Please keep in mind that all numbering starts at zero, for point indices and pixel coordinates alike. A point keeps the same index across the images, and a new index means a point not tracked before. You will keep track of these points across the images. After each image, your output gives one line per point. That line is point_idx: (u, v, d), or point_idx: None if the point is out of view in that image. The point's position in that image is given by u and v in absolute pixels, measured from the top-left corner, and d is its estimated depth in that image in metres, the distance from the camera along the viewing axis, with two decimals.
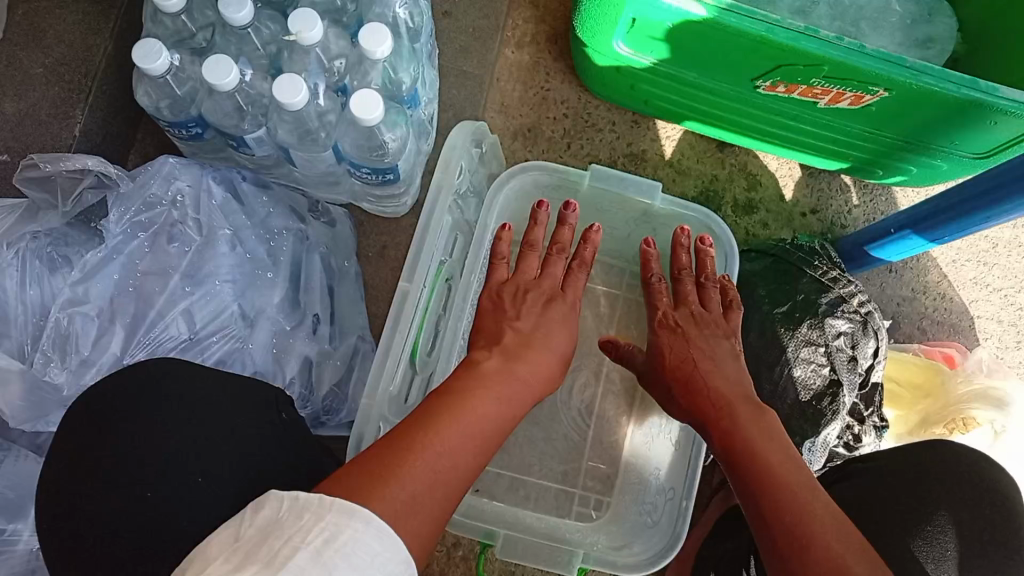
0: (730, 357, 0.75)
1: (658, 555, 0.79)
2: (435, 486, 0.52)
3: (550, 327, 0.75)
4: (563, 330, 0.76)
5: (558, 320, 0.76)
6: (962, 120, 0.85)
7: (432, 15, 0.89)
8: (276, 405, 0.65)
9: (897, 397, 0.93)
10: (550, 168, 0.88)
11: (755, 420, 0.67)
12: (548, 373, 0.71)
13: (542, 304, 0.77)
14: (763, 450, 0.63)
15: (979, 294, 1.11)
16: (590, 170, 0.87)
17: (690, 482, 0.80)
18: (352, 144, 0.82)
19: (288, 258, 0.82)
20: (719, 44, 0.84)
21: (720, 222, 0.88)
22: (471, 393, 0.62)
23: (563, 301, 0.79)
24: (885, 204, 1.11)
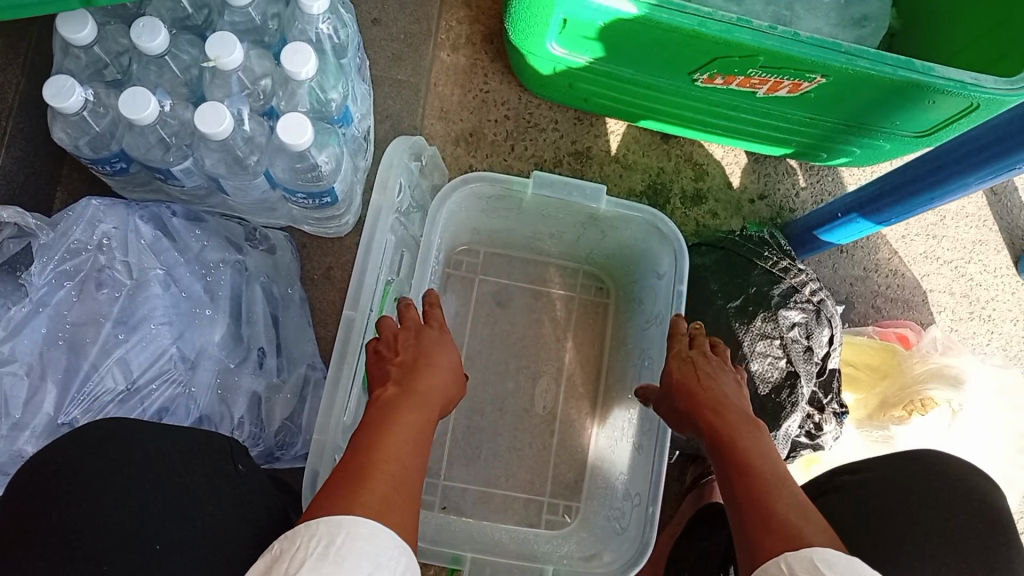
0: (736, 387, 0.72)
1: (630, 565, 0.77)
2: (397, 490, 0.51)
3: (434, 353, 0.69)
4: (441, 353, 0.69)
5: (445, 347, 0.70)
6: (900, 101, 0.85)
7: (358, 26, 0.86)
8: (233, 456, 0.62)
9: (856, 380, 0.93)
10: (494, 180, 0.86)
11: (746, 424, 0.65)
12: (445, 386, 0.66)
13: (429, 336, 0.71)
14: (749, 453, 0.61)
15: (930, 267, 1.11)
16: (534, 178, 0.84)
17: (654, 488, 0.78)
18: (283, 170, 0.79)
19: (227, 292, 0.79)
20: (652, 40, 0.82)
21: (667, 221, 0.87)
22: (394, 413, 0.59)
23: (447, 336, 0.72)
24: (832, 184, 1.11)
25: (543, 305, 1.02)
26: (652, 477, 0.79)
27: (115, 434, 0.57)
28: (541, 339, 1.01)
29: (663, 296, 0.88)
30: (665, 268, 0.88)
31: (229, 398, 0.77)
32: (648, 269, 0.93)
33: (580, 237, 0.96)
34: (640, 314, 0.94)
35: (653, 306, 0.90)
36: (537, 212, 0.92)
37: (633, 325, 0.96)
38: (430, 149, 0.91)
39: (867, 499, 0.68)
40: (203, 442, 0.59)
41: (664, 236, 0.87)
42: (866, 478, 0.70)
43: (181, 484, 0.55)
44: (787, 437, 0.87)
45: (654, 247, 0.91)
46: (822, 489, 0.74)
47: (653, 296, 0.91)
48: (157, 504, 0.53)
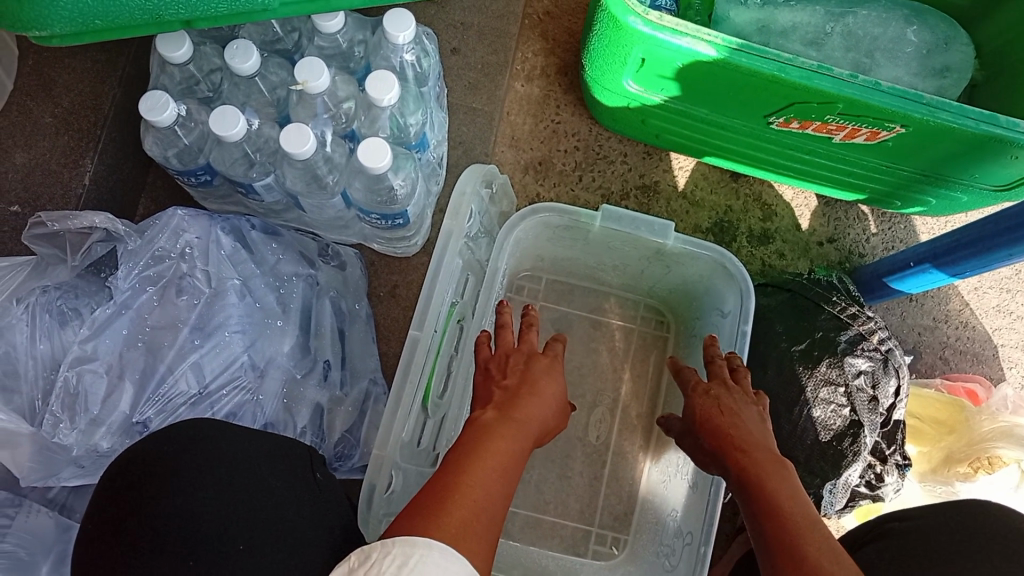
0: (760, 421, 0.71)
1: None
2: (478, 516, 0.52)
3: (535, 381, 0.70)
4: (541, 382, 0.70)
5: (544, 377, 0.71)
6: (980, 154, 0.84)
7: (440, 59, 0.88)
8: (310, 464, 0.64)
9: (919, 433, 0.92)
10: (563, 211, 0.87)
11: (774, 465, 0.64)
12: (543, 416, 0.68)
13: (529, 366, 0.72)
14: (778, 495, 0.60)
15: (1002, 321, 1.09)
16: (601, 210, 0.85)
17: (706, 528, 0.78)
18: (361, 192, 0.82)
19: (298, 305, 0.82)
20: (729, 83, 0.83)
21: (734, 260, 0.86)
22: (485, 442, 0.60)
23: (547, 366, 0.73)
24: (904, 233, 1.09)
25: (602, 336, 1.02)
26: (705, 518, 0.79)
27: (198, 436, 0.60)
28: (599, 370, 1.01)
29: (726, 333, 0.87)
30: (728, 306, 0.88)
31: (293, 408, 0.79)
32: (711, 306, 0.92)
33: (644, 270, 0.97)
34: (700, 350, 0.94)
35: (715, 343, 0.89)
36: (602, 244, 0.93)
37: (692, 362, 0.95)
38: (500, 177, 0.93)
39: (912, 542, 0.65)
40: (268, 448, 0.61)
41: (730, 274, 0.87)
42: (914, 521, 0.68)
43: (248, 489, 0.57)
44: (846, 487, 0.87)
45: (720, 285, 0.90)
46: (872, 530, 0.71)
47: (715, 334, 0.90)
48: (226, 507, 0.55)
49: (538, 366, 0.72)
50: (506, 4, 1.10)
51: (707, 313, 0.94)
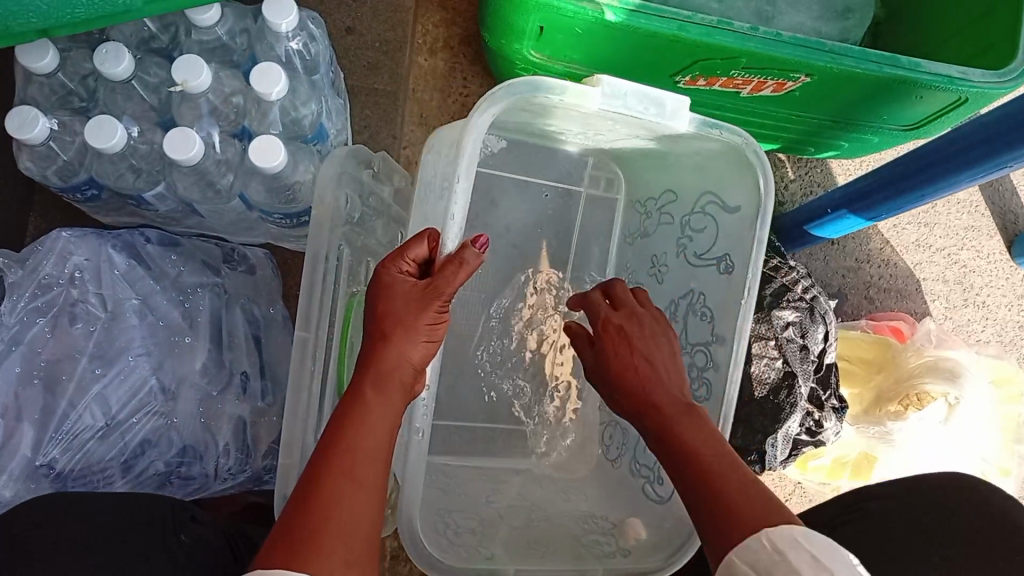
0: (672, 356, 0.64)
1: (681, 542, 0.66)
2: (345, 537, 0.51)
3: (413, 329, 0.60)
4: (412, 334, 0.60)
5: (425, 318, 0.61)
6: (887, 97, 0.84)
7: (330, 43, 0.83)
8: (173, 526, 0.63)
9: (850, 374, 0.93)
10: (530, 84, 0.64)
11: (693, 425, 0.58)
12: (402, 375, 0.60)
13: (414, 297, 0.61)
14: (699, 446, 0.57)
15: (923, 256, 1.10)
16: (602, 86, 0.65)
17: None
18: (258, 194, 0.77)
19: (206, 318, 0.78)
20: (632, 45, 0.80)
21: (757, 145, 0.68)
22: (354, 446, 0.55)
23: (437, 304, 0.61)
24: (821, 175, 1.09)
25: None
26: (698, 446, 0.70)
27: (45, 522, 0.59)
28: None
29: (726, 234, 0.72)
30: (723, 202, 0.73)
31: (213, 427, 0.75)
32: (661, 185, 0.82)
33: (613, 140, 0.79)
34: (649, 242, 0.83)
35: (678, 231, 0.78)
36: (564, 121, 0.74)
37: (636, 249, 0.85)
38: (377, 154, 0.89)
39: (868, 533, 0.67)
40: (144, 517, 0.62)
41: (740, 167, 0.70)
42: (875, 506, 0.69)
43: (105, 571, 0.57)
44: (788, 438, 0.87)
45: (717, 173, 0.73)
46: (848, 510, 0.71)
47: (734, 238, 0.71)
48: None
49: (437, 300, 0.61)
50: None
51: (694, 206, 0.76)
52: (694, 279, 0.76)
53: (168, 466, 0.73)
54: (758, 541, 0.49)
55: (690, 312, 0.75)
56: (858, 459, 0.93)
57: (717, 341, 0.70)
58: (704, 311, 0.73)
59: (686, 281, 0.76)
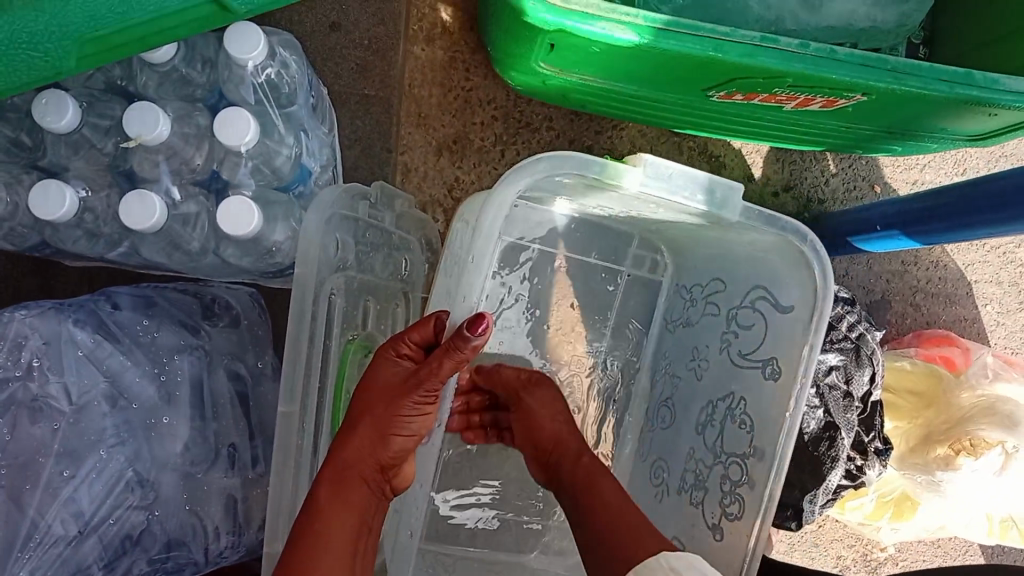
0: (555, 400, 0.73)
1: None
2: None
3: (385, 436, 0.58)
4: (389, 431, 0.58)
5: (398, 411, 0.58)
6: (956, 111, 0.72)
7: (307, 65, 0.72)
8: None
9: (895, 408, 0.84)
10: (563, 159, 0.60)
11: (592, 474, 0.65)
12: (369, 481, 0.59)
13: (392, 396, 0.58)
14: (602, 484, 0.64)
15: (976, 255, 1.00)
16: (644, 168, 0.60)
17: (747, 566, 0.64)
18: (236, 255, 0.68)
19: (187, 388, 0.71)
20: (658, 64, 0.69)
21: (816, 241, 0.62)
22: (321, 529, 0.55)
23: (419, 400, 0.58)
24: (866, 169, 0.99)
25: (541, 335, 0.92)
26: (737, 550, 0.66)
27: None
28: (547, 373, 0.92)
29: (778, 338, 0.66)
30: (776, 298, 0.67)
31: (201, 510, 0.69)
32: (709, 273, 0.77)
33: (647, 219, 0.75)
34: (694, 332, 0.78)
35: (724, 326, 0.73)
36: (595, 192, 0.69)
37: (678, 339, 0.81)
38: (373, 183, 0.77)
39: None
40: None
41: (792, 263, 0.65)
42: None
43: None
44: (827, 491, 0.78)
45: (772, 268, 0.68)
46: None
47: (788, 346, 0.65)
48: None
49: (418, 391, 0.57)
50: None
51: (745, 302, 0.71)
52: (734, 382, 0.71)
53: (152, 563, 0.67)
54: (659, 560, 0.54)
55: (729, 416, 0.70)
56: (899, 499, 0.84)
57: (754, 455, 0.66)
58: (738, 415, 0.69)
59: (726, 381, 0.72)
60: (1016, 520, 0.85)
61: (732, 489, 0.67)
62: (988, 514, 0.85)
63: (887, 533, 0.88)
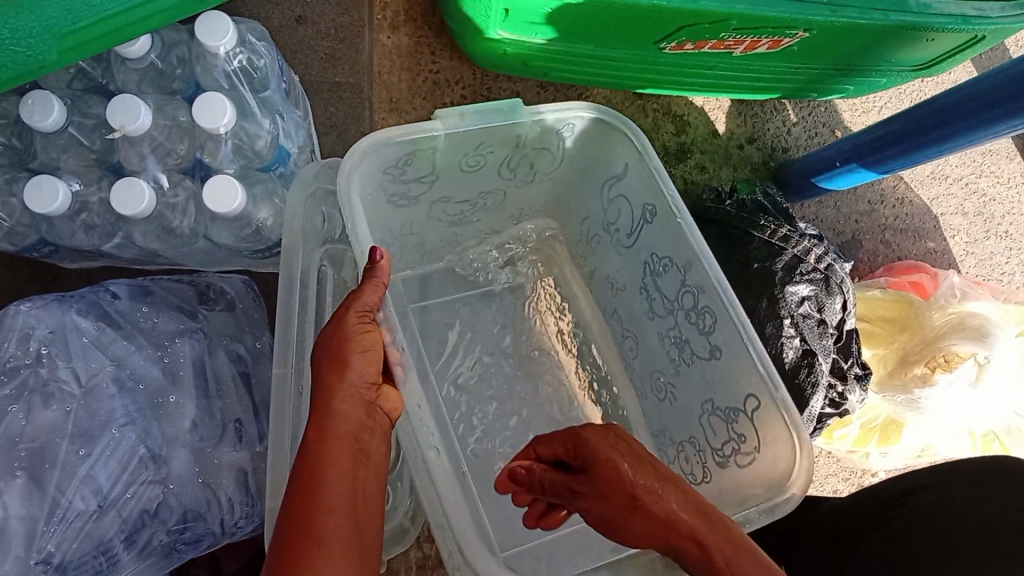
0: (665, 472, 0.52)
1: (790, 417, 0.60)
2: None
3: (343, 358, 0.55)
4: (349, 353, 0.55)
5: (351, 332, 0.56)
6: (896, 42, 0.76)
7: (277, 50, 0.75)
8: None
9: (872, 336, 0.88)
10: (412, 130, 0.64)
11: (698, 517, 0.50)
12: (361, 411, 0.55)
13: (331, 328, 0.56)
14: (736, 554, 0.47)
15: (940, 189, 1.03)
16: (440, 119, 0.64)
17: (768, 366, 0.62)
18: (226, 235, 0.72)
19: (189, 368, 0.74)
20: (608, 19, 0.72)
21: (609, 106, 0.70)
22: (319, 477, 0.50)
23: (355, 316, 0.57)
24: (825, 115, 1.03)
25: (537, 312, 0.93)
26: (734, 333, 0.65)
27: None
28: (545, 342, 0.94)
29: (637, 193, 0.73)
30: (627, 166, 0.73)
31: (214, 483, 0.71)
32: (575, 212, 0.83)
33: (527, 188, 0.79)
34: (599, 265, 0.82)
35: (608, 232, 0.79)
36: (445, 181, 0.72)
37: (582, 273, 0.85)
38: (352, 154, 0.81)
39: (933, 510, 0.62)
40: None
41: (606, 133, 0.72)
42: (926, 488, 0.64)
43: None
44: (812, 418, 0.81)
45: (601, 158, 0.75)
46: (893, 507, 0.65)
47: (650, 186, 0.71)
48: None
49: (358, 310, 0.57)
50: None
51: (607, 200, 0.77)
52: (640, 254, 0.76)
53: (171, 535, 0.70)
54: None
55: (655, 278, 0.74)
56: (885, 423, 0.88)
57: (693, 281, 0.69)
58: (666, 262, 0.72)
59: (637, 266, 0.77)
60: (998, 435, 0.87)
61: (701, 313, 0.69)
62: (970, 430, 0.87)
63: (876, 460, 0.90)
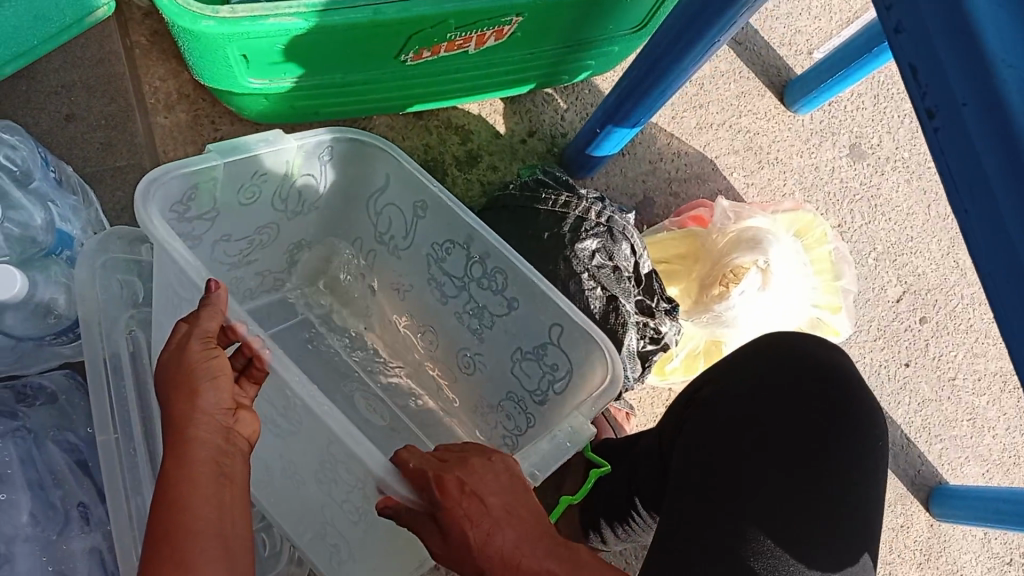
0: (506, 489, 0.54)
1: (599, 337, 0.70)
2: None
3: (193, 387, 0.56)
4: (192, 380, 0.56)
5: (195, 360, 0.56)
6: (604, 8, 0.85)
7: (34, 144, 0.77)
8: None
9: (674, 274, 0.96)
10: (200, 159, 0.66)
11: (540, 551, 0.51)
12: (216, 433, 0.57)
13: (172, 357, 0.57)
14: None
15: (709, 135, 1.14)
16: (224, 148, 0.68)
17: (561, 297, 0.73)
18: (22, 325, 0.73)
19: (17, 467, 0.74)
20: (341, 44, 0.79)
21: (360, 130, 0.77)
22: (183, 505, 0.54)
23: (196, 338, 0.57)
24: (590, 96, 1.12)
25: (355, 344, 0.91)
26: (530, 282, 0.75)
27: None
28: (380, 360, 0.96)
29: (404, 199, 0.82)
30: (387, 181, 0.81)
31: (66, 569, 0.73)
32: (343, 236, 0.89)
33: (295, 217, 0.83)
34: (380, 273, 0.89)
35: (381, 240, 0.87)
36: (226, 220, 0.75)
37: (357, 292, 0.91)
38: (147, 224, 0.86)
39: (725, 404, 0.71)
40: None
41: (360, 155, 0.80)
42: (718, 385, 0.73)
43: None
44: (633, 355, 0.89)
45: (358, 178, 0.83)
46: (690, 405, 0.74)
47: (417, 186, 0.79)
48: None
49: (199, 337, 0.57)
50: (99, 45, 0.96)
51: (373, 212, 0.85)
52: (420, 249, 0.84)
53: None
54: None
55: (441, 267, 0.82)
56: (706, 348, 0.95)
57: (490, 258, 0.77)
58: (446, 244, 0.80)
59: (421, 263, 0.84)
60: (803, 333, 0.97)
61: (492, 274, 0.78)
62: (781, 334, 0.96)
63: None
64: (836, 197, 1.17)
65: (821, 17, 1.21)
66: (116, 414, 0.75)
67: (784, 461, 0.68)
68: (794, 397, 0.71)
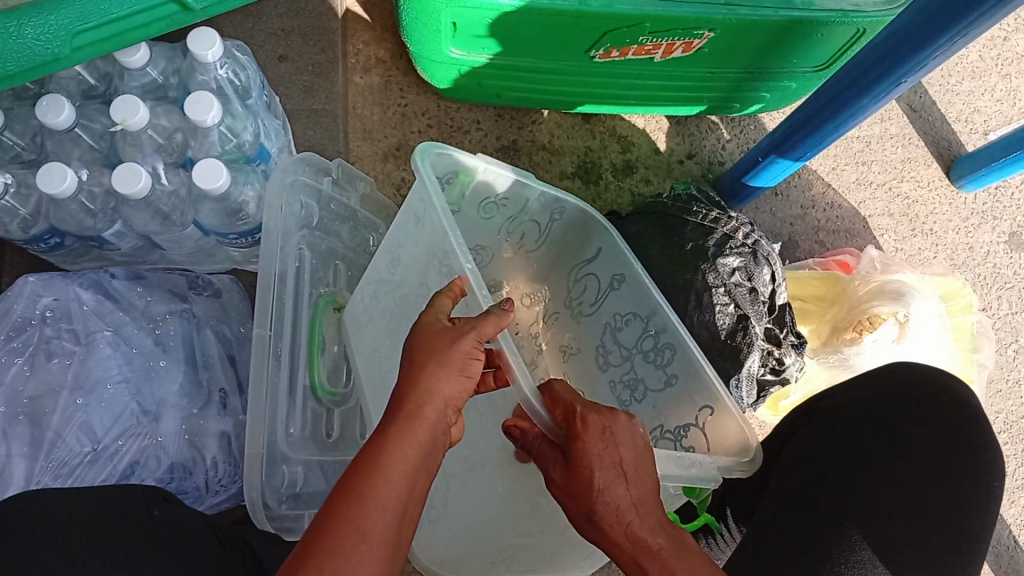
0: (638, 448, 0.56)
1: (744, 420, 0.67)
2: None
3: (445, 368, 0.54)
4: (447, 366, 0.54)
5: (460, 347, 0.55)
6: (793, 40, 0.88)
7: (257, 67, 0.87)
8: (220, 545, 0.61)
9: (807, 313, 0.97)
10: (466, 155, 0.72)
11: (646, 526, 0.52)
12: (442, 424, 0.54)
13: (444, 338, 0.56)
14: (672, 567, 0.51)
15: (865, 193, 1.14)
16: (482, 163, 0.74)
17: (716, 378, 0.71)
18: (211, 217, 0.82)
19: (178, 341, 0.82)
20: (541, 29, 0.85)
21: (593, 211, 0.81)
22: (384, 473, 0.50)
23: (473, 333, 0.55)
24: (755, 132, 1.15)
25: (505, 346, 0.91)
26: (698, 366, 0.73)
27: None
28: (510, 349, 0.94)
29: (602, 274, 0.83)
30: (592, 251, 0.83)
31: (199, 442, 0.79)
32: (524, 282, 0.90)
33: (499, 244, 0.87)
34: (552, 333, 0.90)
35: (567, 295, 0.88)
36: (461, 221, 0.81)
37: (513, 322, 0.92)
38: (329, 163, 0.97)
39: (841, 419, 0.72)
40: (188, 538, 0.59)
41: (580, 224, 0.82)
42: (835, 399, 0.74)
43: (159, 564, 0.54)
44: (752, 378, 0.90)
45: (575, 249, 0.85)
46: (805, 417, 0.76)
47: (618, 260, 0.81)
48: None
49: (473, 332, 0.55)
50: (320, 1, 1.06)
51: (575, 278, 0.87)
52: (602, 313, 0.85)
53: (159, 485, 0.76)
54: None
55: (616, 333, 0.83)
56: None
57: (664, 330, 0.77)
58: (628, 316, 0.81)
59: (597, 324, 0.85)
60: None
61: (660, 349, 0.78)
62: None
63: None
64: (987, 280, 1.14)
65: (1003, 101, 1.20)
66: (275, 313, 0.82)
67: (895, 484, 0.67)
68: (916, 422, 0.70)
